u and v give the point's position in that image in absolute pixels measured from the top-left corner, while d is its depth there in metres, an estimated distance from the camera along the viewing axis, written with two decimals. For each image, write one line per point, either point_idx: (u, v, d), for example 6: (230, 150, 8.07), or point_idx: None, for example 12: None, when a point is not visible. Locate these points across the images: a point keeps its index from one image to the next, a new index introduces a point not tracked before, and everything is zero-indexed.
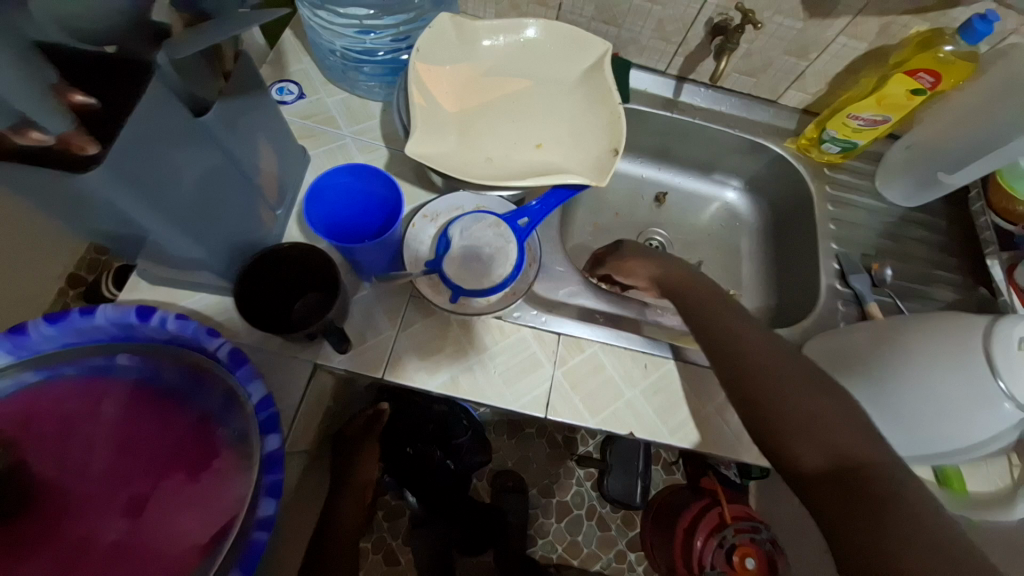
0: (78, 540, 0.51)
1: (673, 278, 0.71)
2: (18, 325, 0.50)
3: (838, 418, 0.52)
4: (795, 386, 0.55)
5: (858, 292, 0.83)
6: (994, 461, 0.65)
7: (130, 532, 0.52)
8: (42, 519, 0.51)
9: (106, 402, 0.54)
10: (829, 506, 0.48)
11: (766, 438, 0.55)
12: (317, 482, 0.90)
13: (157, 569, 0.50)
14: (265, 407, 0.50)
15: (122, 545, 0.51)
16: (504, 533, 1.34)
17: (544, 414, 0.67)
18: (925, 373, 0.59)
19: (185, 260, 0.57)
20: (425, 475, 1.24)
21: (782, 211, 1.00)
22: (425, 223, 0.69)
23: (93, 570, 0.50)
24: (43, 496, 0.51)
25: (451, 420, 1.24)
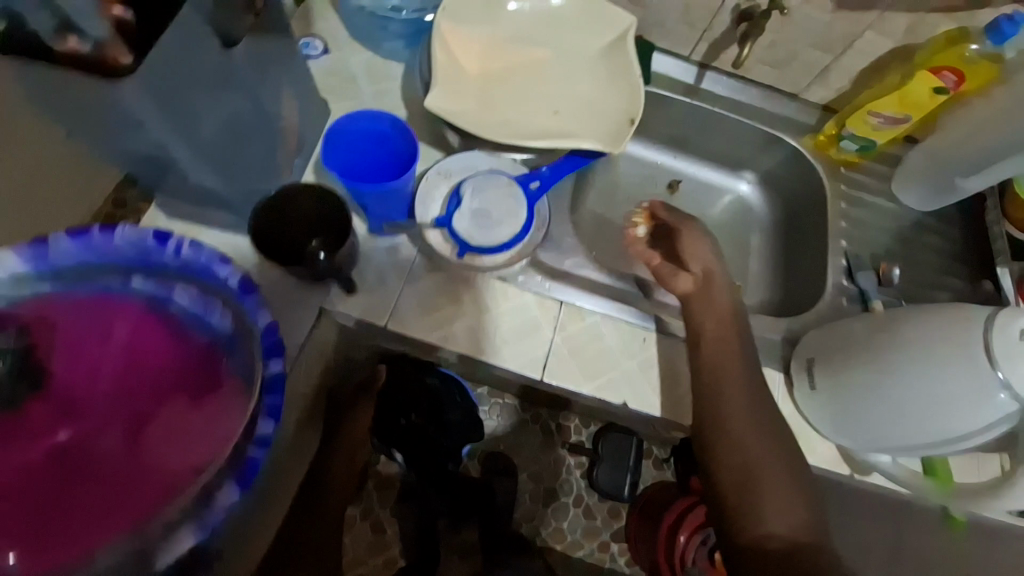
0: (84, 444, 0.54)
1: (716, 276, 0.76)
2: (40, 238, 0.50)
3: (789, 485, 0.61)
4: (746, 427, 0.64)
5: (864, 291, 0.84)
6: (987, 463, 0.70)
7: (131, 445, 0.54)
8: (46, 420, 0.53)
9: (118, 320, 0.55)
10: (770, 557, 0.58)
11: (738, 498, 0.62)
12: (309, 440, 0.91)
13: (151, 483, 0.51)
14: (269, 335, 0.52)
15: (122, 455, 0.53)
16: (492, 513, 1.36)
17: (539, 376, 0.68)
18: (920, 360, 0.59)
19: (201, 190, 0.60)
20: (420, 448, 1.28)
21: (794, 207, 1.00)
22: (438, 180, 0.70)
23: (95, 473, 0.53)
24: (49, 395, 0.53)
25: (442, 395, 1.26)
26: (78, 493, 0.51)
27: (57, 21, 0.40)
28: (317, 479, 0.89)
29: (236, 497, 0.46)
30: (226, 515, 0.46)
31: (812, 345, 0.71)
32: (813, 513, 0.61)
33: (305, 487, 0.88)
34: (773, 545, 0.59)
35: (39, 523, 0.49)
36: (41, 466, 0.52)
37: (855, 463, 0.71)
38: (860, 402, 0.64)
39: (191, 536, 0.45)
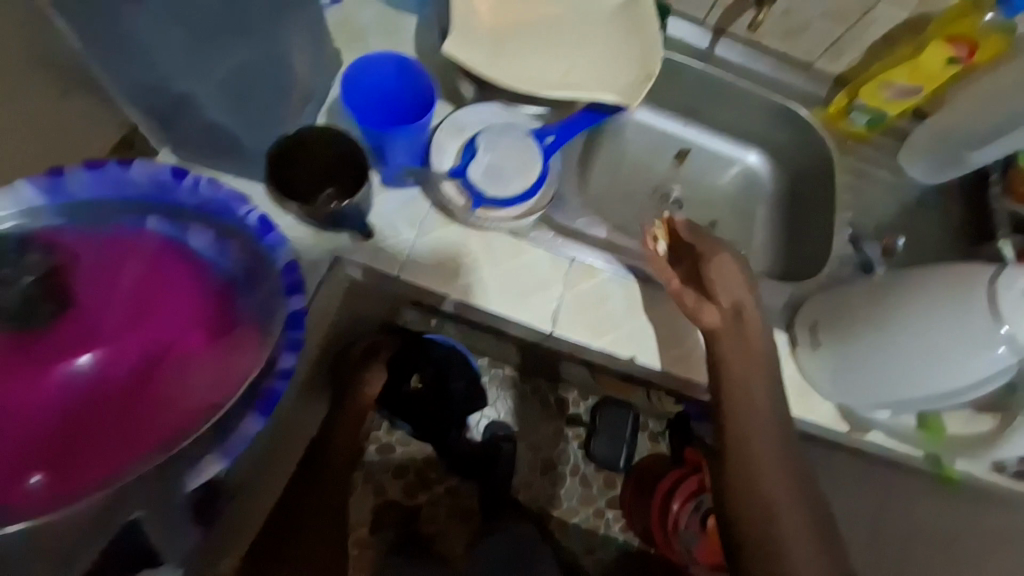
0: (79, 386, 0.47)
1: (746, 313, 0.69)
2: (55, 169, 0.49)
3: (812, 535, 0.60)
4: (772, 475, 0.62)
5: (867, 260, 0.85)
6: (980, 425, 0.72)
7: (137, 387, 0.48)
8: (57, 350, 0.46)
9: (127, 252, 0.50)
10: None
11: (756, 547, 0.60)
12: (314, 402, 0.93)
13: (161, 424, 0.47)
14: (290, 272, 0.53)
15: (127, 397, 0.48)
16: (492, 477, 1.41)
17: (549, 329, 0.69)
18: (920, 318, 0.61)
19: (219, 137, 0.61)
20: (427, 412, 1.34)
21: (801, 179, 1.00)
22: (452, 134, 0.69)
23: (95, 417, 0.47)
24: (63, 324, 0.47)
25: (450, 364, 1.29)
26: (95, 429, 0.46)
27: None
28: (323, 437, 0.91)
29: (260, 426, 0.48)
30: (251, 443, 0.48)
31: (814, 309, 0.73)
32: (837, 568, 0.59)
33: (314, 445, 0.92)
34: None
35: (55, 456, 0.45)
36: (52, 401, 0.46)
37: (856, 421, 0.74)
38: (862, 360, 0.66)
39: (218, 461, 0.47)
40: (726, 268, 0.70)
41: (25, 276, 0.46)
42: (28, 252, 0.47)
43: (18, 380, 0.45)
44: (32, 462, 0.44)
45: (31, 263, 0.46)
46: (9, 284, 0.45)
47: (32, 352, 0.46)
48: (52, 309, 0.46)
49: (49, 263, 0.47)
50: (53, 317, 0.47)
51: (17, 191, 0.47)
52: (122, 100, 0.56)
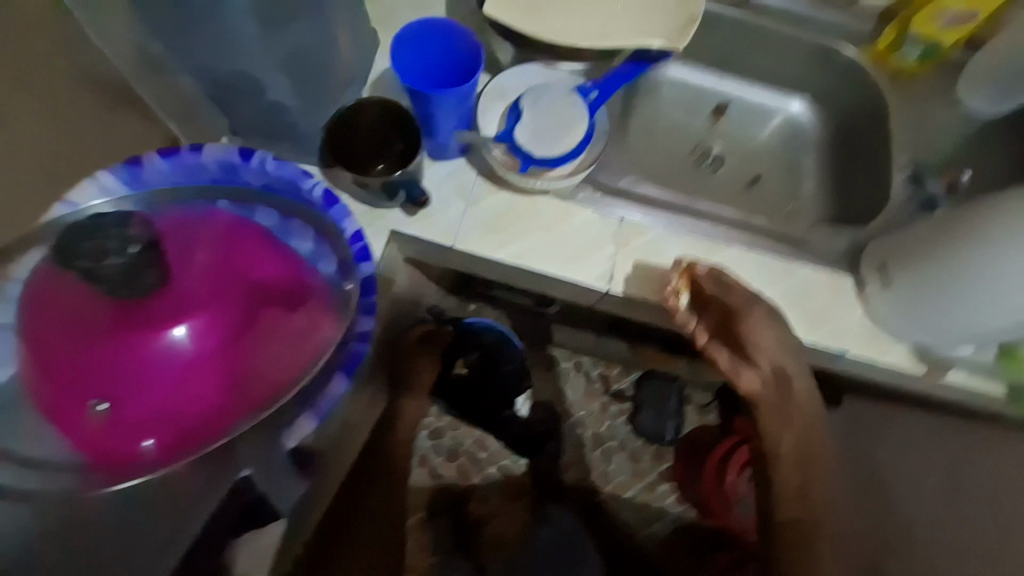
0: (168, 361, 0.46)
1: (787, 373, 0.68)
2: (133, 158, 0.54)
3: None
4: (817, 519, 0.69)
5: (932, 197, 0.80)
6: None
7: (224, 361, 0.49)
8: (157, 323, 0.46)
9: (206, 229, 0.51)
10: None
11: None
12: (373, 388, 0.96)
13: (251, 394, 0.50)
14: (357, 241, 0.55)
15: (216, 370, 0.48)
16: (541, 452, 1.45)
17: (606, 288, 0.69)
18: (994, 250, 0.58)
19: (279, 116, 0.63)
20: (478, 397, 1.38)
21: (851, 122, 0.96)
22: (494, 99, 0.69)
23: (185, 390, 0.48)
24: (163, 297, 0.46)
25: (499, 350, 1.34)
26: (196, 398, 0.48)
27: None
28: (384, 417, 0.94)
29: (345, 386, 0.50)
30: (338, 403, 0.50)
31: (874, 253, 0.72)
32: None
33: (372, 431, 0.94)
34: None
35: (163, 421, 0.47)
36: (147, 375, 0.46)
37: (933, 360, 0.72)
38: (934, 298, 0.65)
39: (310, 419, 0.49)
40: (759, 324, 0.67)
41: (130, 245, 0.42)
42: (129, 223, 0.42)
43: (122, 351, 0.45)
44: (142, 426, 0.46)
45: (130, 234, 0.42)
46: (114, 254, 0.41)
47: (133, 324, 0.45)
48: (153, 282, 0.44)
49: (149, 232, 0.43)
50: (154, 290, 0.45)
51: (100, 181, 0.52)
52: (198, 80, 0.61)
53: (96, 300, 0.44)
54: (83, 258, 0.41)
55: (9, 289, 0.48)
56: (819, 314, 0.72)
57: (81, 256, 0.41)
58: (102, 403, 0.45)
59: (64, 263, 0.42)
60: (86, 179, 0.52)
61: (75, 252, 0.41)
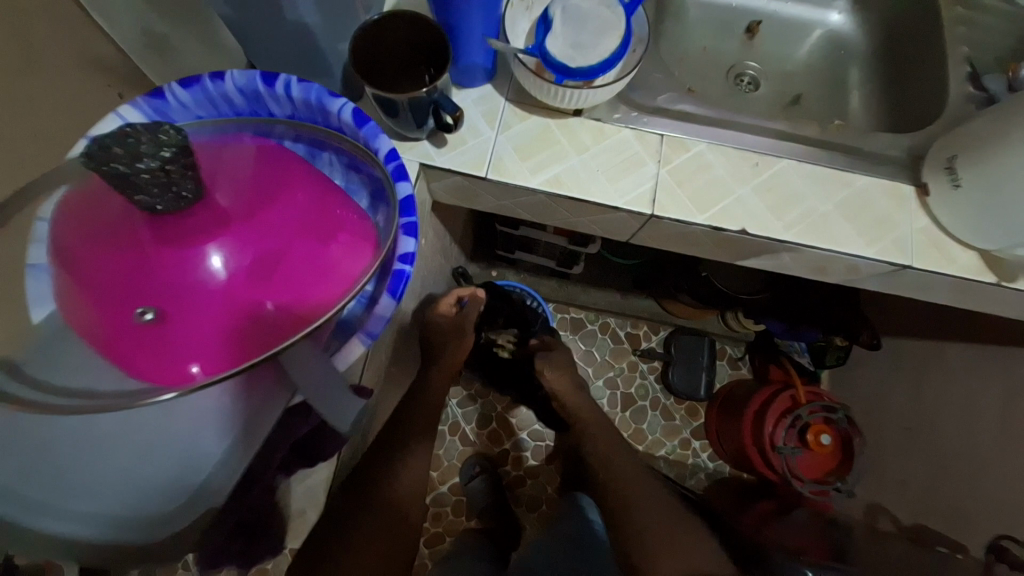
0: (204, 280, 0.45)
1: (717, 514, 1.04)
2: (155, 90, 0.51)
3: None
4: None
5: (995, 93, 0.74)
6: None
7: (262, 283, 0.47)
8: (200, 238, 0.45)
9: (237, 157, 0.50)
10: None
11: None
12: (404, 356, 0.96)
13: (294, 320, 0.47)
14: (393, 159, 0.52)
15: (256, 293, 0.47)
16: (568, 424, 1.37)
17: (649, 211, 0.65)
18: None
19: (303, 38, 0.57)
20: (508, 364, 1.34)
21: (896, 26, 0.88)
22: (520, 12, 0.63)
23: (222, 315, 0.45)
24: (203, 209, 0.44)
25: (529, 312, 1.33)
26: (241, 319, 0.46)
27: None
28: (420, 383, 0.94)
29: (393, 308, 0.49)
30: (386, 323, 0.49)
31: (941, 154, 0.65)
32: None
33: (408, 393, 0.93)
34: None
35: (207, 342, 0.44)
36: (186, 293, 0.44)
37: (1004, 270, 0.66)
38: (1007, 196, 0.58)
39: (361, 341, 0.48)
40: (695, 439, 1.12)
41: (163, 149, 0.37)
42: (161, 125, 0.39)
43: (163, 265, 0.44)
44: (187, 347, 0.44)
45: (162, 136, 0.38)
46: (148, 158, 0.37)
47: (175, 237, 0.44)
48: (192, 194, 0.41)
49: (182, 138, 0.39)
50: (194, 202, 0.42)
51: (123, 114, 0.49)
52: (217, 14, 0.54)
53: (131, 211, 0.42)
54: (110, 161, 0.35)
55: (39, 228, 0.45)
56: (880, 223, 0.67)
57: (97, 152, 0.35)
58: (146, 312, 0.43)
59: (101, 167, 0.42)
60: (108, 113, 0.49)
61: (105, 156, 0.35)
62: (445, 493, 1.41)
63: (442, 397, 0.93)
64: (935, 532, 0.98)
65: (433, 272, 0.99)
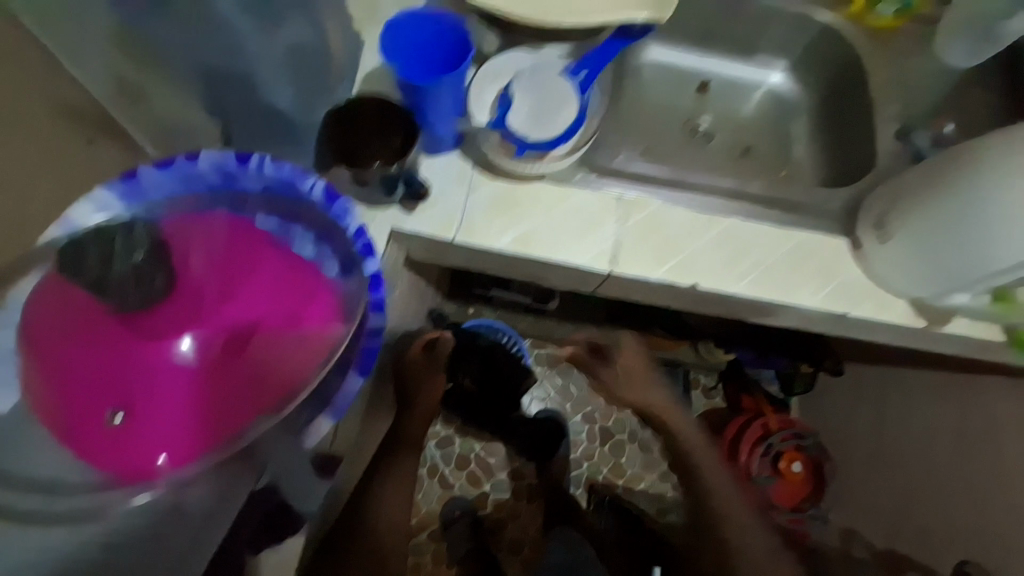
0: (176, 365, 0.49)
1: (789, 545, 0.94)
2: (129, 172, 0.51)
3: None
4: None
5: (920, 150, 0.80)
6: None
7: (231, 361, 0.50)
8: (171, 327, 0.49)
9: (213, 242, 0.52)
10: None
11: None
12: (379, 405, 0.95)
13: (265, 394, 0.49)
14: (360, 238, 0.54)
15: (224, 371, 0.50)
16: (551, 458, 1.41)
17: (609, 268, 0.68)
18: (981, 185, 0.58)
19: (274, 114, 0.61)
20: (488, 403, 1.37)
21: (832, 84, 0.95)
22: (485, 84, 0.67)
23: (195, 395, 0.48)
24: (171, 304, 0.49)
25: (498, 352, 1.32)
26: (210, 401, 0.49)
27: None
28: (396, 427, 0.93)
29: (360, 385, 0.51)
30: (353, 399, 0.51)
31: (877, 205, 0.70)
32: None
33: (384, 441, 0.92)
34: None
35: (176, 430, 0.47)
36: (158, 380, 0.48)
37: (933, 313, 0.72)
38: (936, 245, 0.63)
39: (328, 419, 0.50)
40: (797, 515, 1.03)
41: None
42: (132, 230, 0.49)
43: (135, 356, 0.48)
44: (157, 432, 0.46)
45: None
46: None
47: (147, 328, 0.48)
48: (163, 285, 0.49)
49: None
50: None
51: (98, 199, 0.50)
52: (195, 87, 0.57)
53: (105, 310, 0.47)
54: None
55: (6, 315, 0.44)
56: (825, 272, 0.72)
57: (86, 263, 0.46)
58: (116, 414, 0.45)
59: (75, 273, 0.46)
60: (82, 197, 0.49)
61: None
62: (423, 540, 1.39)
63: (418, 446, 0.92)
64: (908, 558, 1.01)
65: (407, 320, 1.00)
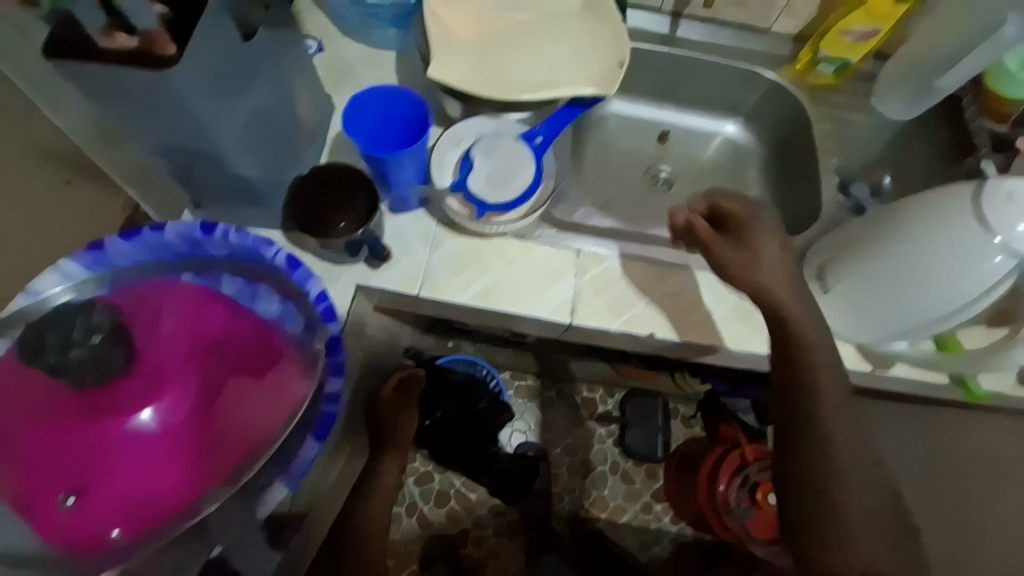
0: (137, 437, 0.48)
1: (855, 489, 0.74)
2: (96, 243, 0.54)
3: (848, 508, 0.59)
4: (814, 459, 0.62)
5: (859, 201, 0.86)
6: (974, 333, 0.76)
7: (194, 429, 0.50)
8: (133, 399, 0.48)
9: (177, 308, 0.52)
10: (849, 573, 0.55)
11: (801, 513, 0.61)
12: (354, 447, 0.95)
13: (225, 461, 0.49)
14: (322, 301, 0.57)
15: (187, 441, 0.49)
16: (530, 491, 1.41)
17: (569, 320, 0.71)
18: (915, 240, 0.62)
19: (242, 181, 0.62)
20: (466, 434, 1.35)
21: (781, 136, 1.02)
22: (448, 148, 0.71)
23: (156, 467, 0.48)
24: (132, 376, 0.48)
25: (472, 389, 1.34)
26: (168, 471, 0.48)
27: (107, 20, 0.43)
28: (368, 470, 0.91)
29: (317, 449, 0.51)
30: (311, 465, 0.51)
31: (819, 254, 0.75)
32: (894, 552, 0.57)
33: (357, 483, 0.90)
34: None
35: (132, 504, 0.46)
36: (119, 454, 0.47)
37: (876, 358, 0.75)
38: (875, 294, 0.67)
39: (283, 486, 0.50)
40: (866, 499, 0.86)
41: (93, 336, 0.47)
42: (92, 312, 0.48)
43: (93, 431, 0.46)
44: (113, 506, 0.46)
45: (95, 323, 0.47)
46: (77, 346, 0.46)
47: (106, 403, 0.47)
48: (122, 360, 0.47)
49: (111, 319, 0.48)
50: (119, 373, 0.47)
51: (63, 269, 0.52)
52: (163, 156, 0.57)
53: (63, 389, 0.46)
54: (52, 353, 0.46)
55: None
56: None
57: (47, 347, 0.46)
58: (69, 496, 0.45)
59: (34, 358, 0.46)
60: (48, 268, 0.52)
61: (44, 347, 0.46)
62: None
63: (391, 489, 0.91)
64: None
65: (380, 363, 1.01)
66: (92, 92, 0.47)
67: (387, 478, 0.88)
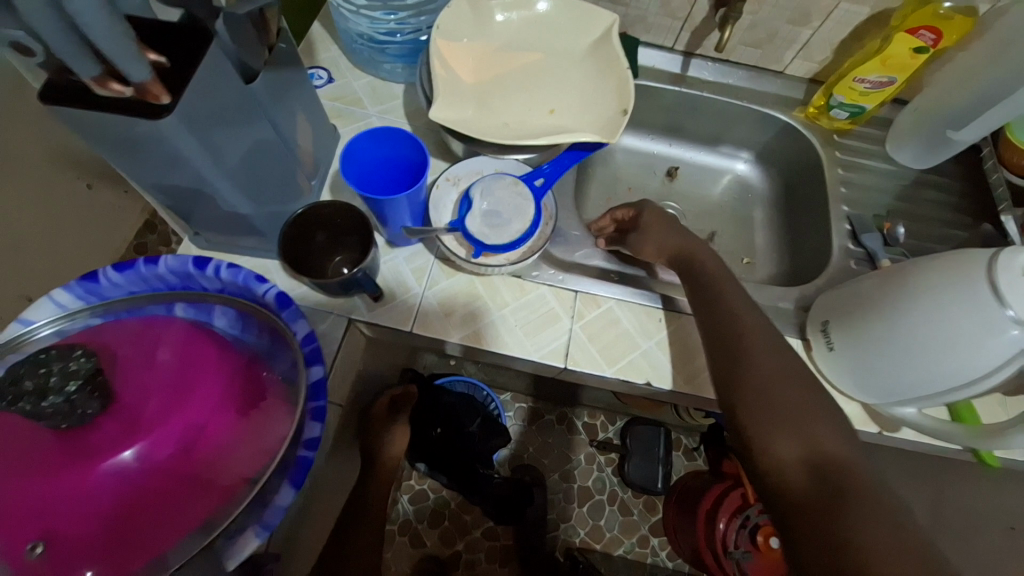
0: (113, 483, 0.46)
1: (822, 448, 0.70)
2: (90, 273, 0.56)
3: (811, 411, 0.57)
4: (783, 376, 0.60)
5: (871, 250, 0.83)
6: (985, 398, 0.73)
7: (173, 472, 0.49)
8: (110, 444, 0.46)
9: (162, 346, 0.52)
10: (789, 478, 0.53)
11: (748, 422, 0.58)
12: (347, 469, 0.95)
13: (202, 502, 0.50)
14: (309, 343, 0.56)
15: (165, 484, 0.48)
16: (522, 514, 1.36)
17: (562, 364, 0.70)
18: (927, 307, 0.60)
19: (235, 216, 0.63)
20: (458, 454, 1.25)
21: (793, 178, 1.00)
22: (447, 187, 0.72)
23: (133, 511, 0.47)
24: (109, 420, 0.47)
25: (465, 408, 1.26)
26: (141, 518, 0.48)
27: (102, 69, 0.43)
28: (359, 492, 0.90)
29: (292, 497, 0.50)
30: (283, 514, 0.50)
31: (826, 305, 0.73)
32: (853, 447, 0.54)
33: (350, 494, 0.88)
34: (788, 472, 0.53)
35: (102, 553, 0.46)
36: (96, 499, 0.46)
37: (884, 421, 0.73)
38: (880, 357, 0.64)
39: (255, 535, 0.49)
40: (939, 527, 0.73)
41: (69, 383, 0.45)
42: (71, 357, 0.46)
43: (68, 477, 0.45)
44: (86, 550, 0.46)
45: (71, 369, 0.45)
46: (53, 394, 0.44)
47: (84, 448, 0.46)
48: (100, 406, 0.46)
49: (90, 365, 0.46)
50: (95, 418, 0.46)
51: (55, 298, 0.55)
52: (156, 195, 0.57)
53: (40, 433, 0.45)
54: (23, 402, 0.43)
55: None
56: None
57: (14, 394, 0.43)
58: (36, 546, 0.44)
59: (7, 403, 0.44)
60: (41, 297, 0.54)
61: (19, 393, 0.43)
62: None
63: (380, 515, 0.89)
64: None
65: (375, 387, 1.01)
66: (86, 136, 0.47)
67: (376, 506, 0.86)
